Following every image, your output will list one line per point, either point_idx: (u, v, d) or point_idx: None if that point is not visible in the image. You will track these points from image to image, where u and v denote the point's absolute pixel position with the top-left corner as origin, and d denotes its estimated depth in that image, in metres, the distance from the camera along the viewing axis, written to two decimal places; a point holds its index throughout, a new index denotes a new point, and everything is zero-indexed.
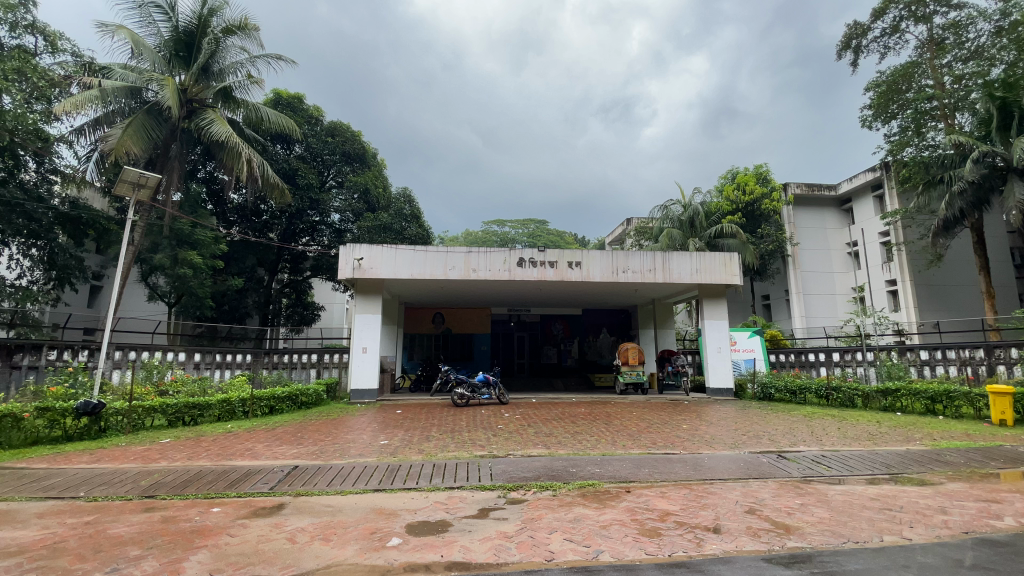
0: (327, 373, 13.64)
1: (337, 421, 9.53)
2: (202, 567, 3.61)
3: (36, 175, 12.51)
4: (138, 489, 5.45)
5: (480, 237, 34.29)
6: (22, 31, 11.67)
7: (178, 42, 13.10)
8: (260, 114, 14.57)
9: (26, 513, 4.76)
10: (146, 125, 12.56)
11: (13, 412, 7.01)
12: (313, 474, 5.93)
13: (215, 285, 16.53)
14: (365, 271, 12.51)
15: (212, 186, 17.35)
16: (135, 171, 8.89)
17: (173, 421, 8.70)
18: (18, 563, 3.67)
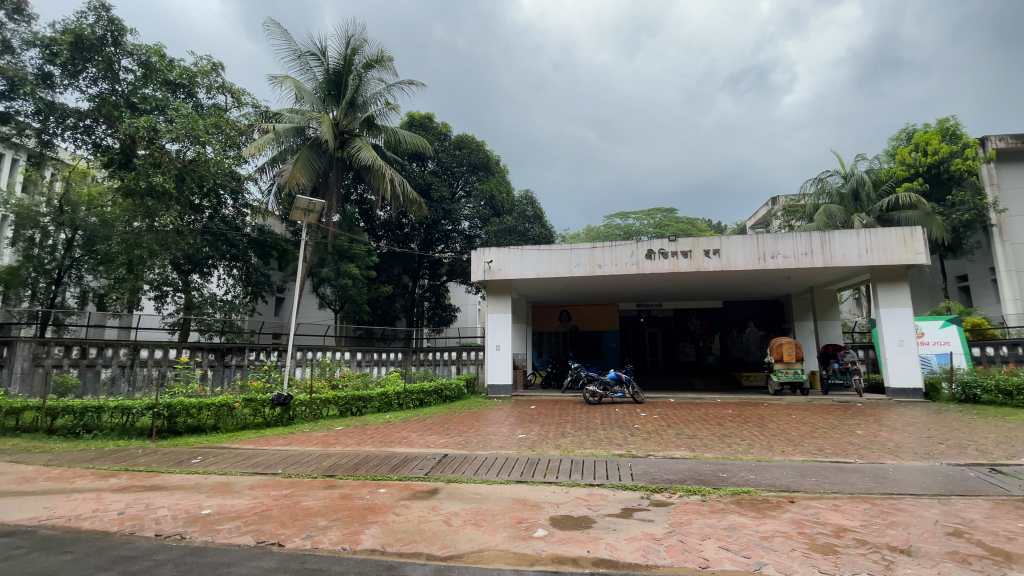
0: (466, 369, 14.57)
1: (477, 414, 10.12)
2: (376, 540, 4.08)
3: (234, 210, 14.99)
4: (321, 468, 6.39)
5: (603, 231, 33.77)
6: (215, 92, 14.31)
7: (330, 83, 15.01)
8: (398, 137, 16.17)
9: (241, 484, 5.86)
10: (310, 158, 14.59)
11: (228, 402, 8.64)
12: (461, 463, 6.37)
13: (369, 292, 18.66)
14: (495, 273, 13.07)
15: (363, 207, 19.64)
16: (305, 199, 10.38)
17: (344, 411, 10.04)
18: (239, 526, 4.53)
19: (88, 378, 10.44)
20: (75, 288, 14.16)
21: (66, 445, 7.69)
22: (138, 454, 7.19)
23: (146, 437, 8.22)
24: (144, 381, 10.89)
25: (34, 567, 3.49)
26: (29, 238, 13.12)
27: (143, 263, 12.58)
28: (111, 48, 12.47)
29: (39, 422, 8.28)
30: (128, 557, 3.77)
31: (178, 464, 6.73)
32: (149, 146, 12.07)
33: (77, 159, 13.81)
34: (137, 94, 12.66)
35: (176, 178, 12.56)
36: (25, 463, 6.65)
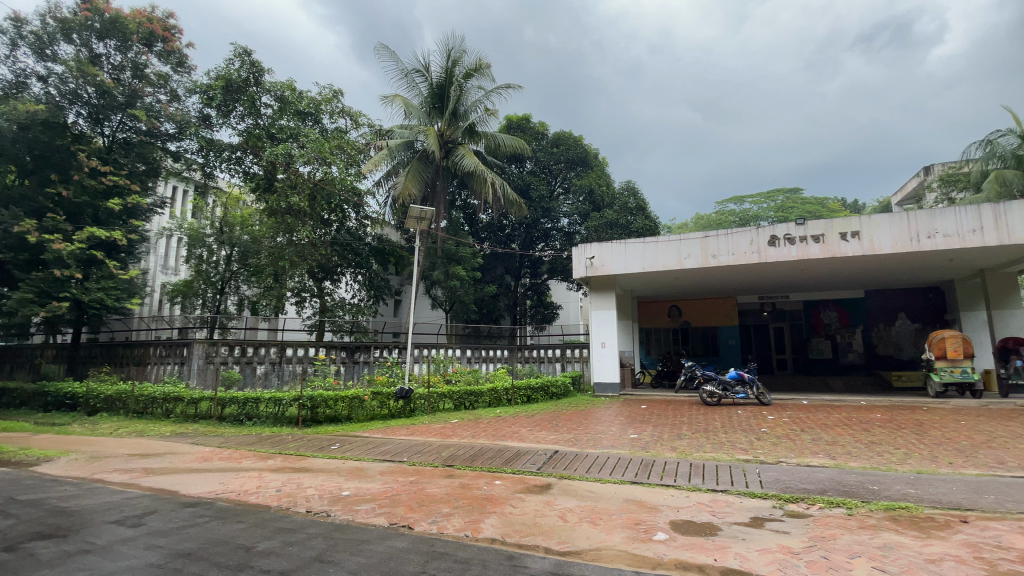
0: (571, 367, 14.54)
1: (585, 412, 10.06)
2: (496, 530, 4.26)
3: (356, 222, 16.54)
4: (440, 458, 6.82)
5: (715, 219, 31.65)
6: (337, 116, 15.76)
7: (434, 96, 15.84)
8: (497, 141, 16.75)
9: (373, 470, 6.47)
10: (420, 169, 15.56)
11: (359, 394, 9.60)
12: (573, 460, 6.38)
13: (475, 292, 19.56)
14: (598, 269, 12.87)
15: (467, 211, 20.51)
16: (417, 208, 11.10)
17: (458, 404, 10.63)
18: (374, 507, 5.00)
19: (248, 372, 12.17)
20: (235, 296, 16.59)
21: (234, 430, 9.10)
22: (288, 440, 8.25)
23: (294, 424, 9.37)
24: (290, 376, 12.45)
25: (217, 532, 4.17)
26: (199, 256, 15.86)
27: (286, 273, 14.46)
28: (254, 87, 14.43)
29: (213, 410, 9.87)
30: (287, 529, 4.34)
31: (320, 449, 7.60)
32: (287, 170, 13.84)
33: (231, 187, 16.05)
34: (276, 125, 14.52)
35: (309, 197, 14.19)
36: (204, 445, 7.96)
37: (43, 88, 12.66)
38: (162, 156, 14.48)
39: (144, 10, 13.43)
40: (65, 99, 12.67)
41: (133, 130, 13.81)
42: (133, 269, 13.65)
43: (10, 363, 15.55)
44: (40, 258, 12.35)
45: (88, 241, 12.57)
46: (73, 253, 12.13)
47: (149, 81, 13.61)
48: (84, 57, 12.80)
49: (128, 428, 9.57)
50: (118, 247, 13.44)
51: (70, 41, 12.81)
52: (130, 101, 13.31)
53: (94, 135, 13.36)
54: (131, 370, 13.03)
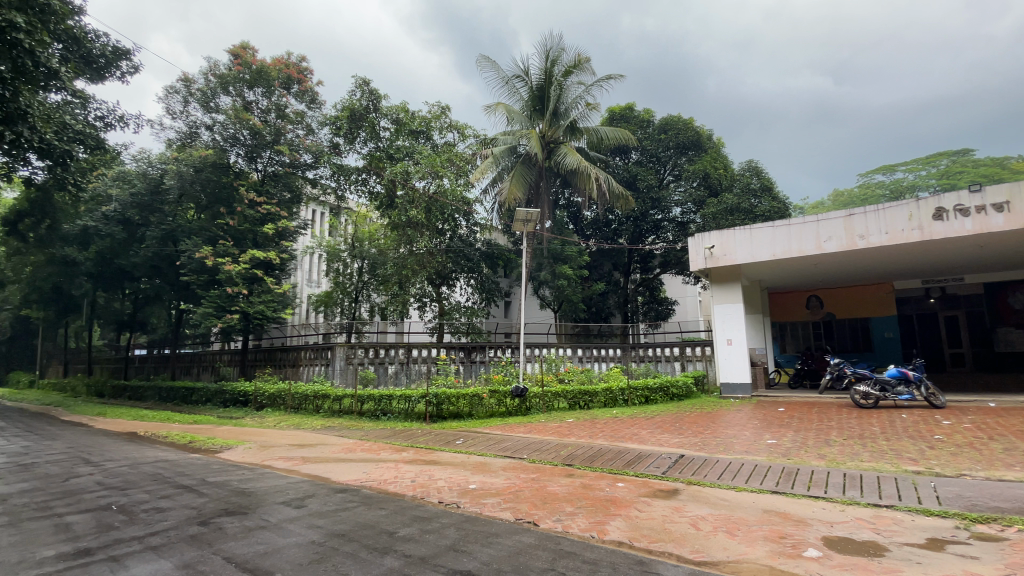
0: (692, 366, 13.70)
1: (712, 414, 9.41)
2: (623, 533, 4.15)
3: (467, 228, 17.26)
4: (560, 457, 6.85)
5: (858, 194, 27.84)
6: (445, 131, 16.58)
7: (534, 98, 16.00)
8: (599, 135, 16.43)
9: (496, 465, 6.70)
10: (524, 172, 15.81)
11: (478, 392, 10.05)
12: (701, 465, 5.99)
13: (585, 291, 19.51)
14: (718, 259, 12.04)
15: (571, 209, 20.43)
16: (523, 211, 11.29)
17: (572, 404, 10.60)
18: (500, 502, 5.18)
19: (381, 371, 13.38)
20: (367, 303, 18.31)
21: (372, 424, 10.04)
22: (419, 434, 8.88)
23: (422, 420, 10.05)
24: (417, 374, 13.40)
25: (364, 517, 4.61)
26: (336, 269, 17.80)
27: (409, 280, 15.59)
28: (373, 113, 15.79)
29: (354, 406, 10.97)
30: (423, 518, 4.67)
31: (447, 443, 8.07)
32: (405, 187, 14.96)
33: (359, 206, 17.71)
34: (394, 146, 15.77)
35: (426, 209, 15.13)
36: (348, 437, 8.89)
37: (211, 136, 15.23)
38: (303, 184, 16.65)
39: (282, 58, 15.47)
40: (227, 142, 15.13)
41: (279, 163, 15.97)
42: (285, 284, 15.76)
43: (200, 366, 18.84)
44: (216, 278, 14.79)
45: (251, 262, 14.85)
46: (240, 272, 14.41)
47: (290, 119, 15.61)
48: (239, 105, 15.13)
49: (288, 421, 11.04)
50: (274, 266, 15.60)
51: (228, 92, 15.19)
52: (276, 138, 15.47)
53: (250, 171, 15.82)
54: (288, 371, 15.01)
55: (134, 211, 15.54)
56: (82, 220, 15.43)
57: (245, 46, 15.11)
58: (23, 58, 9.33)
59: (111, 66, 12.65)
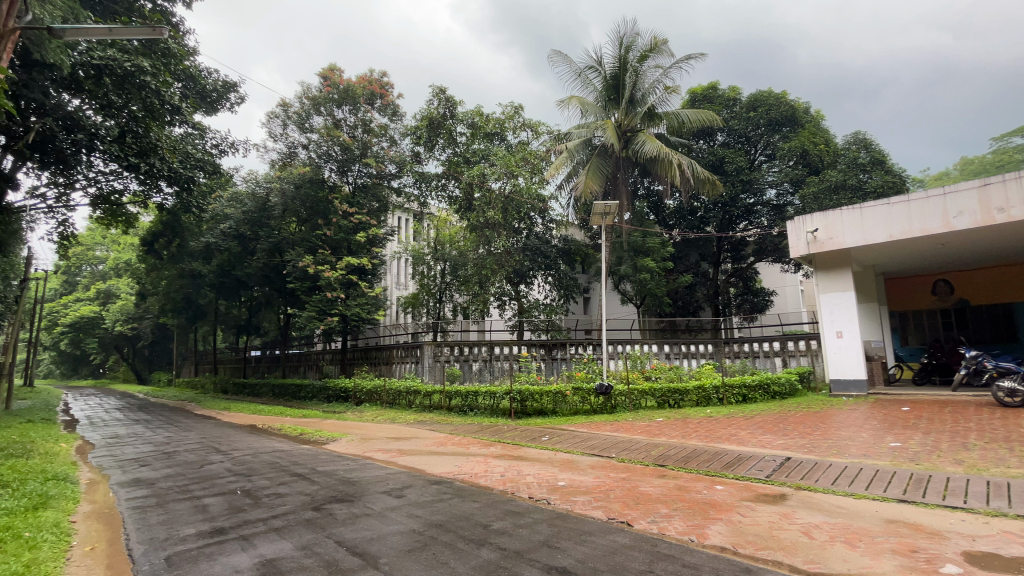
0: (795, 362, 12.63)
1: (821, 414, 8.57)
2: (725, 538, 3.91)
3: (544, 226, 17.22)
4: (651, 457, 6.60)
5: (992, 161, 24.09)
6: (520, 130, 16.60)
7: (609, 87, 15.61)
8: (681, 119, 15.62)
9: (585, 463, 6.62)
10: (600, 164, 15.43)
11: (561, 389, 10.01)
12: (811, 469, 5.49)
13: (670, 284, 18.72)
14: (823, 243, 11.02)
15: (652, 199, 19.71)
16: (601, 204, 11.01)
17: (662, 403, 10.18)
18: (591, 500, 5.09)
19: (467, 368, 13.79)
20: (450, 303, 18.92)
21: (460, 419, 10.36)
22: (505, 430, 9.02)
23: (508, 416, 10.19)
24: (500, 372, 13.58)
25: (459, 508, 4.76)
26: (422, 272, 18.56)
27: (489, 280, 15.85)
28: (450, 119, 16.23)
29: (442, 401, 11.40)
30: (515, 512, 4.72)
31: (533, 440, 8.11)
32: (482, 188, 15.20)
33: (440, 211, 18.32)
34: (470, 149, 16.10)
35: (503, 209, 15.24)
36: (439, 431, 9.25)
37: (307, 154, 16.61)
38: (388, 193, 17.63)
39: (365, 75, 16.45)
40: (321, 159, 16.40)
41: (367, 174, 17.04)
42: (376, 287, 16.78)
43: (305, 364, 20.62)
44: (316, 284, 16.06)
45: (347, 267, 15.99)
46: (337, 278, 15.56)
47: (375, 133, 16.57)
48: (329, 124, 16.31)
49: (384, 416, 11.71)
50: (366, 271, 16.67)
51: (320, 113, 16.42)
52: (363, 151, 16.54)
53: (343, 184, 17.02)
54: (382, 368, 15.94)
55: (247, 227, 17.36)
56: (205, 238, 17.49)
57: (333, 68, 16.27)
58: (150, 98, 10.78)
59: (221, 99, 14.23)
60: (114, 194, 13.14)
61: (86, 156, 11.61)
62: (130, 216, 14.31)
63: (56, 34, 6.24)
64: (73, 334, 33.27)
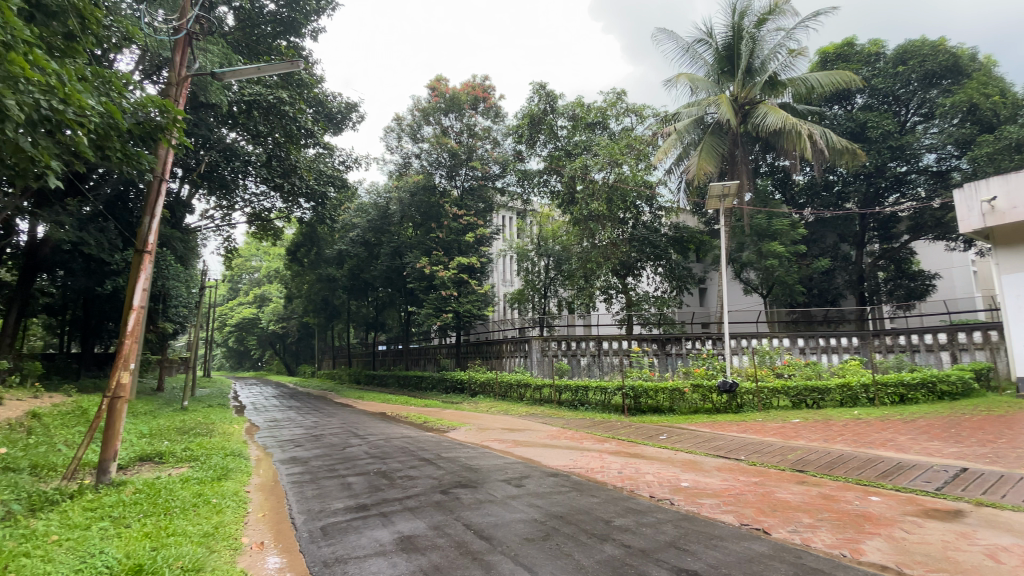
0: (968, 357, 10.64)
1: (1010, 419, 7.09)
2: (885, 556, 3.40)
3: (651, 215, 16.33)
4: (787, 462, 5.98)
5: None
6: (623, 117, 15.97)
7: (721, 59, 14.47)
8: (809, 84, 13.94)
9: (710, 464, 6.20)
10: (714, 144, 14.30)
11: (679, 387, 9.53)
12: (997, 483, 4.56)
13: (802, 270, 16.84)
14: (1004, 214, 9.09)
15: (776, 176, 17.91)
16: (719, 186, 10.21)
17: (797, 403, 9.21)
18: (719, 503, 4.75)
19: (575, 363, 13.73)
20: (556, 298, 18.95)
21: (572, 413, 10.33)
22: (620, 426, 8.81)
23: (621, 413, 9.96)
24: (610, 367, 13.26)
25: (578, 502, 4.73)
26: (527, 268, 18.80)
27: (594, 274, 15.54)
28: (550, 114, 16.15)
29: (553, 395, 11.48)
30: (637, 510, 4.57)
31: (650, 438, 7.80)
32: (585, 180, 14.90)
33: (543, 207, 18.36)
34: (572, 142, 15.81)
35: (608, 200, 14.74)
36: (552, 425, 9.32)
37: (419, 163, 17.77)
38: (494, 193, 18.19)
39: (469, 81, 17.07)
40: (432, 166, 17.45)
41: (473, 177, 17.75)
42: (485, 284, 17.42)
43: (424, 358, 22.08)
44: (432, 283, 17.08)
45: (458, 266, 16.78)
46: (450, 277, 16.42)
47: (479, 136, 17.22)
48: (438, 132, 17.20)
49: (497, 407, 12.10)
50: (475, 269, 17.41)
51: (429, 123, 17.43)
52: (469, 155, 17.28)
53: (451, 188, 17.90)
54: (493, 361, 16.49)
55: (371, 234, 19.06)
56: (337, 246, 19.51)
57: (439, 78, 17.13)
58: (289, 125, 12.22)
59: (345, 119, 15.74)
60: (265, 212, 15.21)
61: (242, 179, 13.57)
62: (277, 230, 16.43)
63: (219, 77, 7.32)
64: (239, 332, 39.30)
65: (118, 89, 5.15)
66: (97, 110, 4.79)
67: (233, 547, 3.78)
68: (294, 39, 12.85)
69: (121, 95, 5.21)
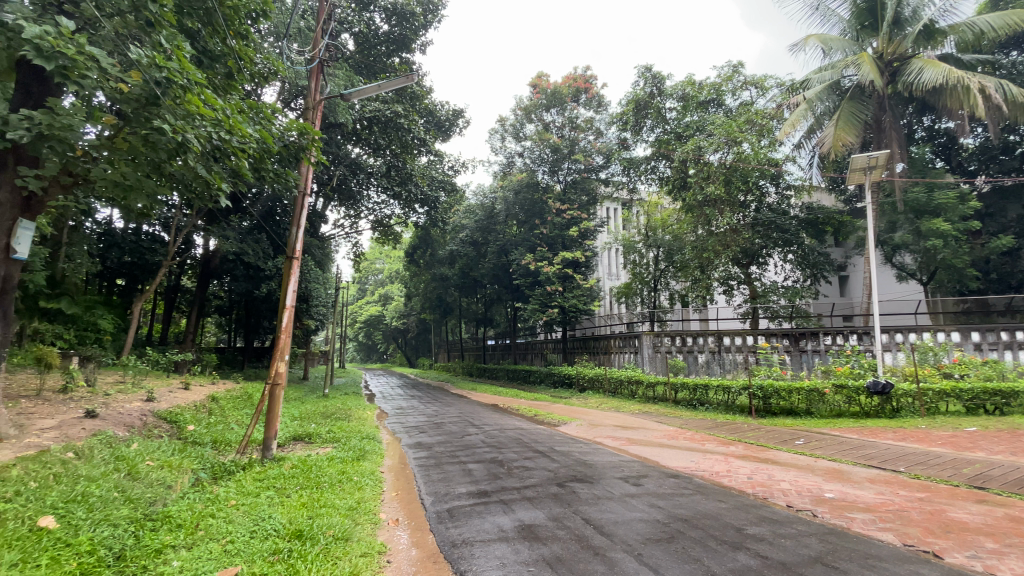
0: None
1: None
2: None
3: (777, 196, 14.76)
4: (962, 477, 5.05)
5: None
6: (741, 91, 14.69)
7: (861, 13, 12.67)
8: (978, 30, 11.58)
9: (859, 475, 5.46)
10: (855, 111, 12.54)
11: (817, 387, 8.56)
12: None
13: (973, 251, 14.15)
14: None
15: (936, 141, 15.23)
16: (863, 157, 8.93)
17: (972, 408, 7.78)
18: (873, 519, 4.16)
19: (691, 360, 13.00)
20: (667, 291, 18.09)
21: (690, 413, 9.76)
22: (747, 428, 8.15)
23: (747, 414, 9.22)
24: (732, 364, 12.30)
25: (704, 506, 4.45)
26: (634, 260, 18.12)
27: (711, 264, 14.44)
28: (658, 97, 15.33)
29: (668, 393, 10.95)
30: (772, 520, 4.18)
31: (784, 443, 7.09)
32: (698, 164, 13.89)
33: (651, 195, 17.59)
34: (682, 123, 14.85)
35: (725, 182, 13.57)
36: (669, 424, 8.91)
37: (522, 161, 18.06)
38: (598, 185, 17.85)
39: (570, 74, 16.95)
40: (536, 163, 17.64)
41: (576, 170, 17.60)
42: (591, 279, 17.21)
43: (532, 353, 22.43)
44: (538, 279, 17.29)
45: (563, 262, 16.73)
46: (555, 272, 16.45)
47: (581, 128, 17.08)
48: (540, 128, 17.32)
49: (608, 404, 11.88)
50: (580, 264, 17.26)
51: (531, 120, 17.62)
52: (572, 148, 17.18)
53: (554, 183, 17.91)
54: (602, 357, 16.24)
55: (479, 233, 19.81)
56: (448, 246, 20.60)
57: (540, 75, 17.23)
58: (404, 136, 13.10)
59: (452, 125, 16.53)
60: (386, 218, 16.54)
61: (366, 190, 14.92)
62: (396, 234, 17.78)
63: (347, 98, 8.09)
64: (366, 328, 43.35)
65: (269, 118, 5.91)
66: (254, 137, 5.53)
67: (373, 521, 4.16)
68: (406, 55, 13.74)
69: (272, 122, 5.97)
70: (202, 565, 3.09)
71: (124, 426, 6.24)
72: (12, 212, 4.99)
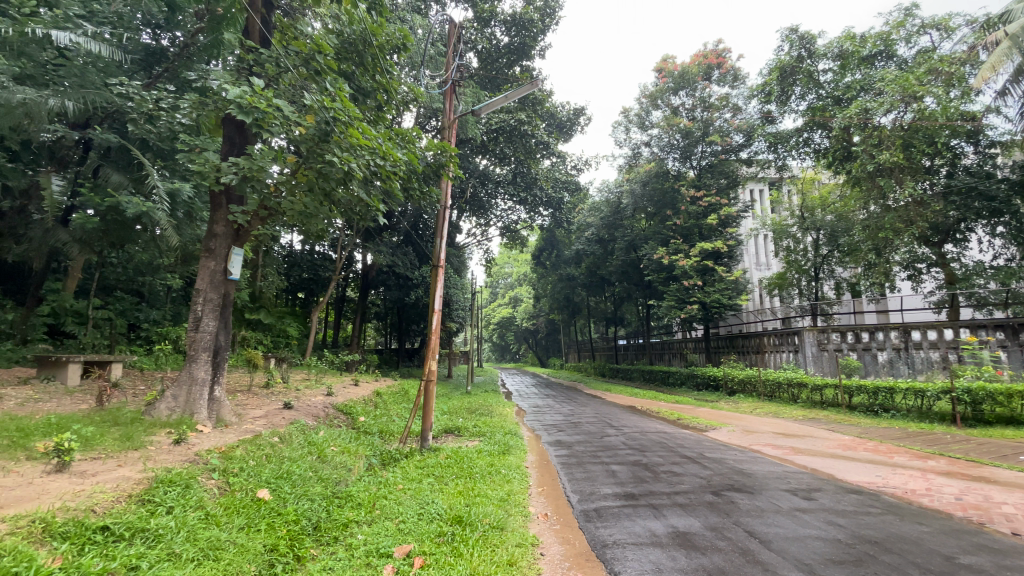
0: None
1: None
2: None
3: (977, 156, 12.09)
4: None
5: None
6: (918, 36, 12.34)
7: None
8: None
9: None
10: None
11: None
12: None
13: None
14: None
15: None
16: None
17: None
18: None
19: (868, 359, 11.25)
20: (830, 279, 15.86)
21: (870, 421, 8.40)
22: (950, 440, 6.77)
23: (949, 423, 7.66)
24: (925, 364, 10.28)
25: (897, 528, 3.78)
26: (787, 247, 16.13)
27: (889, 245, 12.26)
28: (808, 60, 13.50)
29: (841, 398, 9.58)
30: (993, 549, 3.39)
31: (1005, 459, 5.72)
32: (864, 130, 11.92)
33: (804, 171, 15.58)
34: (841, 85, 12.88)
35: (902, 148, 11.43)
36: (843, 433, 7.77)
37: (649, 151, 17.35)
38: (738, 166, 16.34)
39: (699, 52, 15.87)
40: (665, 151, 16.79)
41: (711, 153, 16.39)
42: (735, 270, 15.84)
43: (669, 353, 21.36)
44: (673, 274, 16.40)
45: (700, 254, 15.64)
46: (692, 265, 15.48)
47: (715, 107, 15.86)
48: (668, 114, 16.44)
49: (764, 408, 10.77)
50: (721, 255, 16.00)
51: (658, 107, 16.82)
52: (705, 130, 16.05)
53: (687, 170, 16.90)
54: (753, 357, 14.82)
55: (606, 230, 19.46)
56: (575, 246, 20.65)
57: (666, 58, 16.40)
58: (529, 141, 13.43)
59: (573, 124, 16.55)
60: (514, 224, 17.11)
61: (495, 198, 15.65)
62: (525, 238, 18.27)
63: (477, 113, 8.53)
64: (501, 329, 45.31)
65: (413, 140, 6.47)
66: (403, 160, 6.12)
67: (524, 513, 4.33)
68: (526, 62, 14.09)
69: (415, 144, 6.52)
70: (381, 540, 3.52)
71: (312, 416, 7.37)
72: (227, 242, 6.23)
